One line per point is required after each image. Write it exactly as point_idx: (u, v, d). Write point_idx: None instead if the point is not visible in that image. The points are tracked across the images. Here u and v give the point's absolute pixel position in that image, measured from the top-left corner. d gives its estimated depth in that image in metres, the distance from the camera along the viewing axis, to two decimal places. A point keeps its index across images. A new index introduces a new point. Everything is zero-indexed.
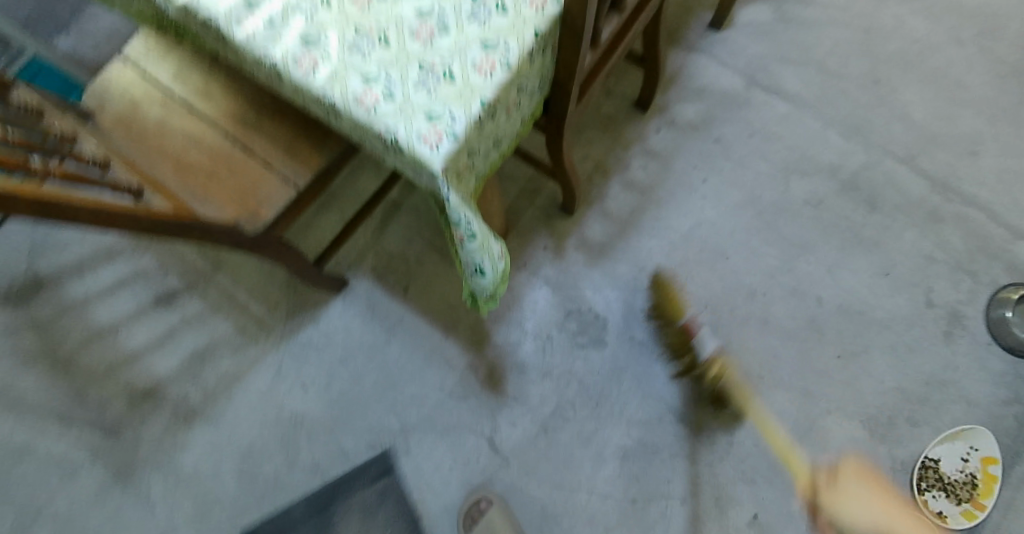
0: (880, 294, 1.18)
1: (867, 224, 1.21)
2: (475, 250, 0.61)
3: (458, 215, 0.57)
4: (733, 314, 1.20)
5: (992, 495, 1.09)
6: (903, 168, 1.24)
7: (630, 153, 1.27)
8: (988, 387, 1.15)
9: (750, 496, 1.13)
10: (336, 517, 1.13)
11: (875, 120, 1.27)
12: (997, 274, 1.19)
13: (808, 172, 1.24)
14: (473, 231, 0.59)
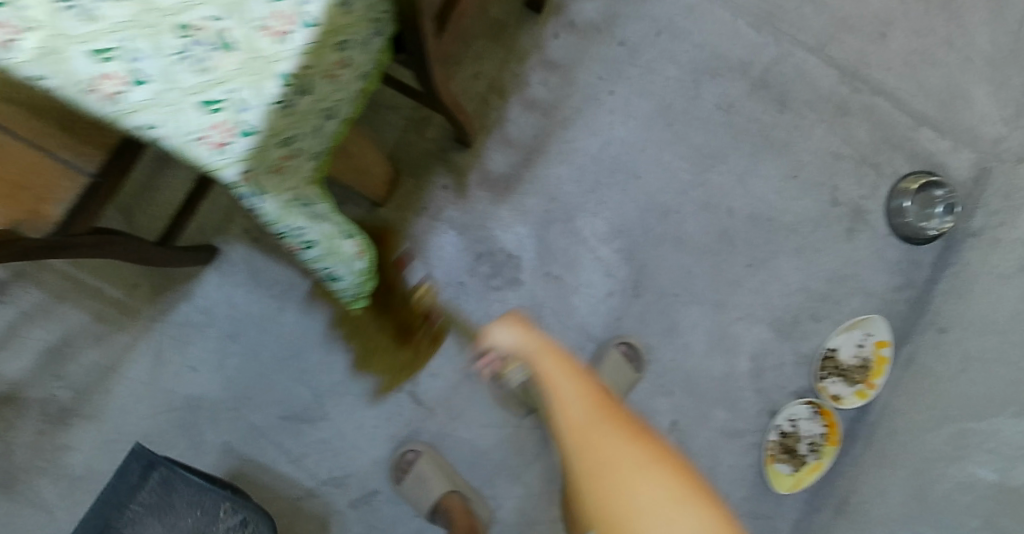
0: (788, 199, 1.17)
1: (778, 125, 1.16)
2: (318, 255, 0.53)
3: (284, 227, 0.47)
4: (647, 234, 1.17)
5: (881, 375, 1.19)
6: (816, 59, 1.17)
7: (528, 68, 1.13)
8: (884, 276, 1.21)
9: (669, 406, 1.19)
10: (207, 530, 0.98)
11: (789, 5, 1.16)
12: (900, 165, 1.20)
13: (719, 72, 1.15)
14: (310, 240, 0.50)
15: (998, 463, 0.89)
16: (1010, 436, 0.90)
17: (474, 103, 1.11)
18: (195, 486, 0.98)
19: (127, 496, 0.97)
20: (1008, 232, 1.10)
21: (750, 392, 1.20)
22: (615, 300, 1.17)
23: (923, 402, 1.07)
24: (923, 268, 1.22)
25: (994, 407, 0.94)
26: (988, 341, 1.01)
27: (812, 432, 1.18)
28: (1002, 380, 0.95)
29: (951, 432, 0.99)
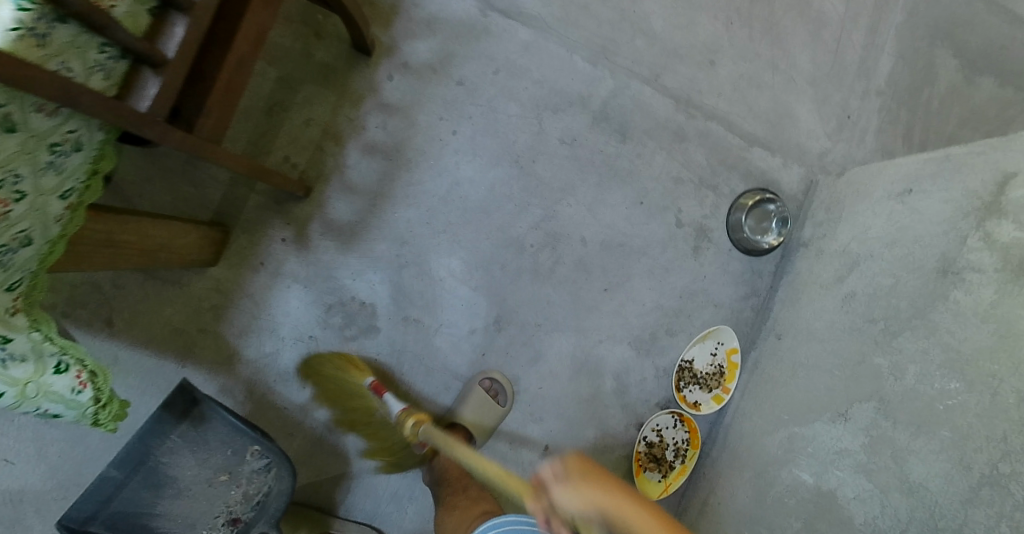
0: (633, 223, 1.23)
1: (619, 155, 1.22)
2: (11, 401, 0.52)
3: None
4: (504, 270, 1.17)
5: (734, 379, 1.27)
6: (649, 90, 1.23)
7: (364, 111, 1.10)
8: (730, 288, 1.29)
9: (540, 434, 1.21)
10: (165, 461, 0.98)
11: (620, 39, 1.22)
12: (736, 184, 1.28)
13: (560, 107, 1.19)
14: None
15: (815, 466, 0.95)
16: (825, 440, 0.96)
17: (308, 151, 1.08)
18: (225, 430, 1.01)
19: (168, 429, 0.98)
20: (829, 244, 1.19)
21: (616, 410, 1.24)
22: (478, 337, 1.17)
23: (765, 407, 1.14)
24: (764, 277, 1.31)
25: (815, 413, 1.00)
26: (812, 348, 1.09)
27: (675, 438, 1.25)
28: (821, 386, 1.02)
29: (785, 436, 1.05)
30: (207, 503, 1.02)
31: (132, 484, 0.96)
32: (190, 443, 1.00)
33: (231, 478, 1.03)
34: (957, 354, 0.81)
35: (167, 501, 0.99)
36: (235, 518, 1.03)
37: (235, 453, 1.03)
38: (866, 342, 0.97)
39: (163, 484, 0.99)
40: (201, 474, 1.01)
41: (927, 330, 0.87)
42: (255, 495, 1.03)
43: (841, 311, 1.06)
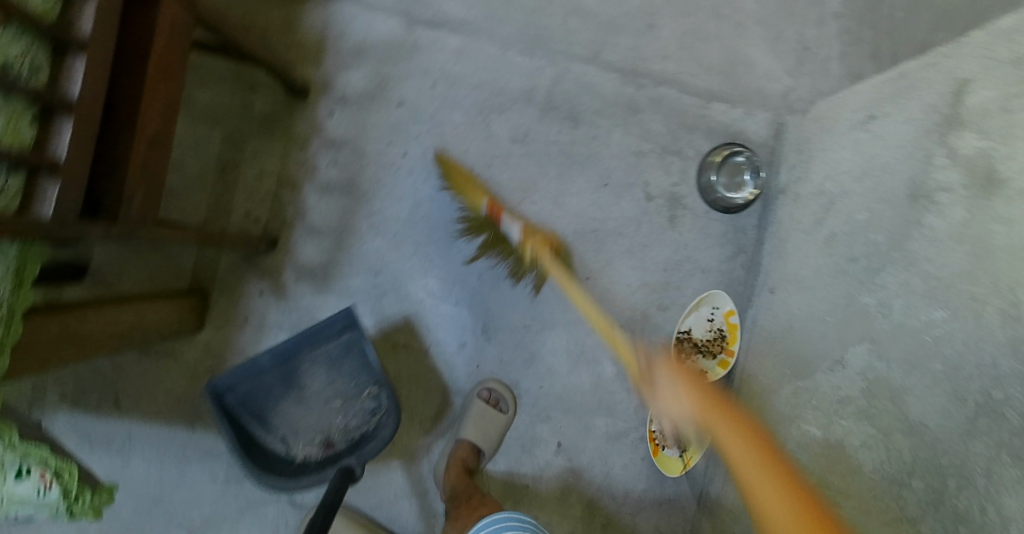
0: (602, 206, 1.22)
1: (575, 141, 1.21)
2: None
3: None
4: (482, 278, 1.18)
5: (737, 341, 1.22)
6: (592, 69, 1.21)
7: (312, 153, 1.12)
8: (715, 250, 1.26)
9: (551, 431, 1.21)
10: (303, 368, 1.08)
11: (552, 24, 1.20)
12: (701, 144, 1.25)
13: (505, 106, 1.18)
14: None
15: (821, 418, 0.93)
16: (827, 391, 0.93)
17: (267, 203, 1.11)
18: (358, 365, 1.10)
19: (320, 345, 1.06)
20: (804, 186, 1.14)
21: (622, 393, 1.24)
22: (469, 350, 1.18)
23: (767, 364, 1.12)
24: (749, 232, 1.27)
25: (813, 363, 0.98)
26: (802, 298, 1.06)
27: None
28: (816, 336, 0.99)
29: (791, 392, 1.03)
30: (319, 416, 1.13)
31: (270, 377, 1.05)
32: (329, 360, 1.09)
33: (343, 406, 1.13)
34: (937, 281, 0.77)
35: (287, 404, 1.10)
36: (332, 443, 1.12)
37: (364, 386, 1.11)
38: (851, 283, 0.94)
39: (293, 387, 1.10)
40: (322, 392, 1.12)
41: (906, 261, 0.84)
42: (353, 431, 1.13)
43: (824, 254, 1.02)
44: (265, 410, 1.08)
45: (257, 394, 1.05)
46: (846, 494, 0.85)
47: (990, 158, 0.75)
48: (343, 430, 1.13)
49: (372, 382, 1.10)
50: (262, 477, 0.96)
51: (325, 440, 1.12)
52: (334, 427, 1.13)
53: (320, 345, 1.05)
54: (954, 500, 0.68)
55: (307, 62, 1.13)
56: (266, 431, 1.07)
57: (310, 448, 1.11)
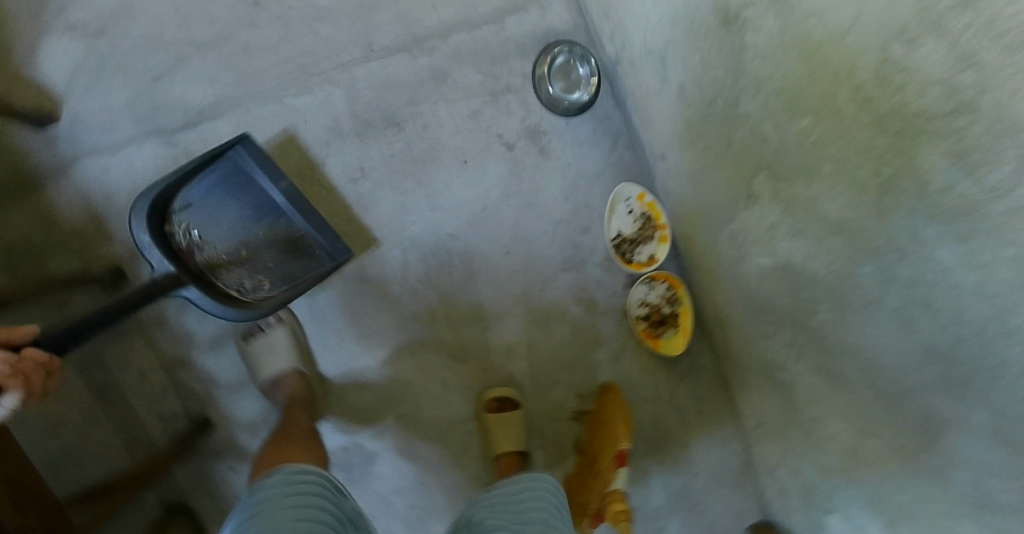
0: (475, 183, 1.14)
1: (409, 142, 1.09)
2: None
3: None
4: (420, 319, 1.14)
5: (663, 214, 1.26)
6: (376, 63, 1.06)
7: (174, 323, 1.00)
8: (595, 151, 1.23)
9: (566, 391, 1.24)
10: (270, 233, 0.99)
11: (307, 45, 1.02)
12: (522, 65, 1.17)
13: (323, 155, 1.04)
14: None
15: (764, 248, 0.98)
16: (755, 224, 0.97)
17: (170, 394, 1.01)
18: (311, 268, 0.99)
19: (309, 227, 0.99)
20: (634, 49, 1.09)
21: (600, 321, 1.27)
22: (454, 383, 1.17)
23: (696, 220, 1.16)
24: (613, 115, 1.23)
25: (732, 205, 1.01)
26: (687, 153, 1.07)
27: (660, 296, 1.29)
28: (720, 181, 1.01)
29: (727, 236, 1.07)
30: (229, 245, 0.95)
31: (247, 184, 0.96)
32: (293, 251, 1.00)
33: (244, 262, 0.96)
34: (789, 93, 0.77)
35: (215, 229, 0.94)
36: (200, 243, 0.91)
37: (280, 286, 0.97)
38: (722, 124, 0.93)
39: (243, 223, 0.97)
40: (261, 262, 0.98)
41: (754, 85, 0.83)
42: (249, 290, 0.94)
43: (685, 107, 1.01)
44: (191, 201, 0.92)
45: (224, 184, 0.95)
46: (818, 300, 0.91)
47: None
48: (222, 268, 0.93)
49: (285, 285, 0.97)
50: (149, 223, 0.82)
51: (199, 245, 0.91)
52: (229, 269, 0.94)
53: (296, 232, 1.00)
54: (901, 271, 0.72)
55: (98, 243, 0.94)
56: (185, 194, 0.91)
57: (182, 237, 0.89)
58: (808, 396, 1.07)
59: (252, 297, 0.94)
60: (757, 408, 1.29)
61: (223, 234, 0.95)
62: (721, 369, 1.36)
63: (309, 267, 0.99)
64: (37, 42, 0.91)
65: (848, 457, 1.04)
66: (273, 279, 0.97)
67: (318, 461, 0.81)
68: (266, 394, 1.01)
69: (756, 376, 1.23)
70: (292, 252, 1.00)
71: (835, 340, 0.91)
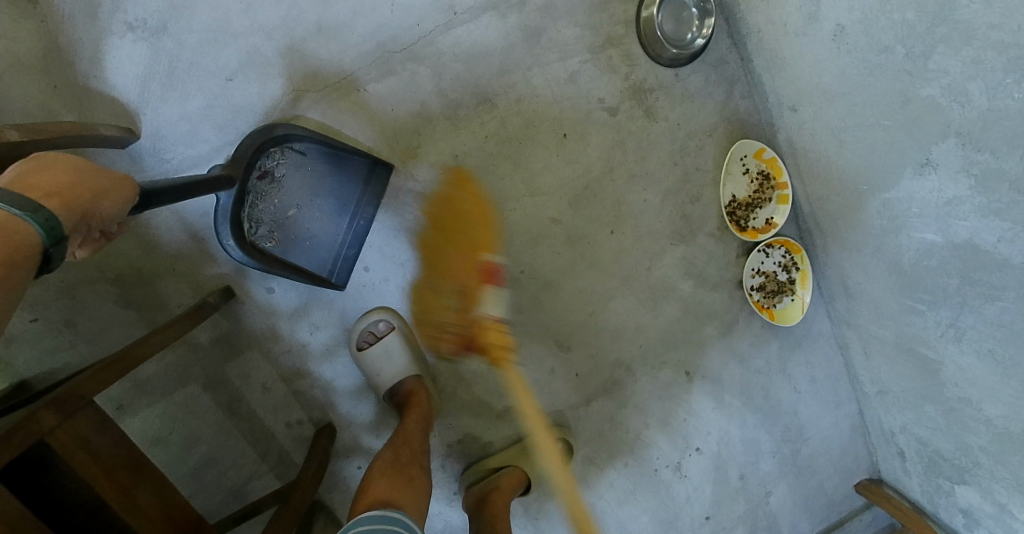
0: (576, 158, 1.03)
1: (503, 119, 0.98)
2: None
3: None
4: (524, 309, 1.08)
5: (784, 171, 1.09)
6: (461, 30, 0.92)
7: (291, 331, 1.01)
8: (710, 106, 1.06)
9: (674, 367, 1.18)
10: (329, 220, 0.94)
11: (383, 18, 0.89)
12: (625, 12, 0.99)
13: (413, 145, 0.95)
14: None
15: (933, 224, 0.84)
16: (926, 197, 0.82)
17: (291, 400, 1.03)
18: (297, 247, 0.92)
19: (347, 241, 0.95)
20: None
21: (711, 295, 1.17)
22: (559, 371, 1.13)
23: (832, 184, 1.01)
24: (730, 61, 1.05)
25: (893, 171, 0.85)
26: (836, 107, 0.89)
27: (777, 263, 1.17)
28: (879, 143, 0.85)
29: (879, 204, 0.92)
30: (293, 203, 0.91)
31: (352, 186, 0.94)
32: (320, 243, 0.94)
33: (287, 214, 0.91)
34: (1018, 48, 0.60)
35: (311, 185, 0.91)
36: (270, 177, 0.88)
37: (274, 229, 0.90)
38: (897, 78, 0.76)
39: (320, 194, 0.92)
40: (303, 225, 0.92)
41: (962, 35, 0.66)
42: (259, 223, 0.89)
43: (840, 54, 0.84)
44: (321, 162, 0.91)
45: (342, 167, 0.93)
46: (1002, 286, 0.78)
47: None
48: (259, 192, 0.88)
49: (280, 249, 0.90)
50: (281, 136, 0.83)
51: (272, 178, 0.88)
52: (269, 192, 0.89)
53: (342, 238, 0.95)
54: None
55: (204, 265, 0.96)
56: (311, 151, 0.90)
57: (273, 163, 0.88)
58: (963, 379, 0.95)
59: (252, 237, 0.88)
60: (886, 380, 1.17)
61: (306, 203, 0.92)
62: (838, 334, 1.26)
63: (304, 266, 0.93)
64: (101, 51, 0.82)
65: (1006, 443, 0.92)
66: (292, 244, 0.92)
67: (415, 502, 0.75)
68: (387, 400, 1.01)
69: (890, 348, 1.11)
70: (320, 243, 0.94)
71: (1017, 331, 0.79)
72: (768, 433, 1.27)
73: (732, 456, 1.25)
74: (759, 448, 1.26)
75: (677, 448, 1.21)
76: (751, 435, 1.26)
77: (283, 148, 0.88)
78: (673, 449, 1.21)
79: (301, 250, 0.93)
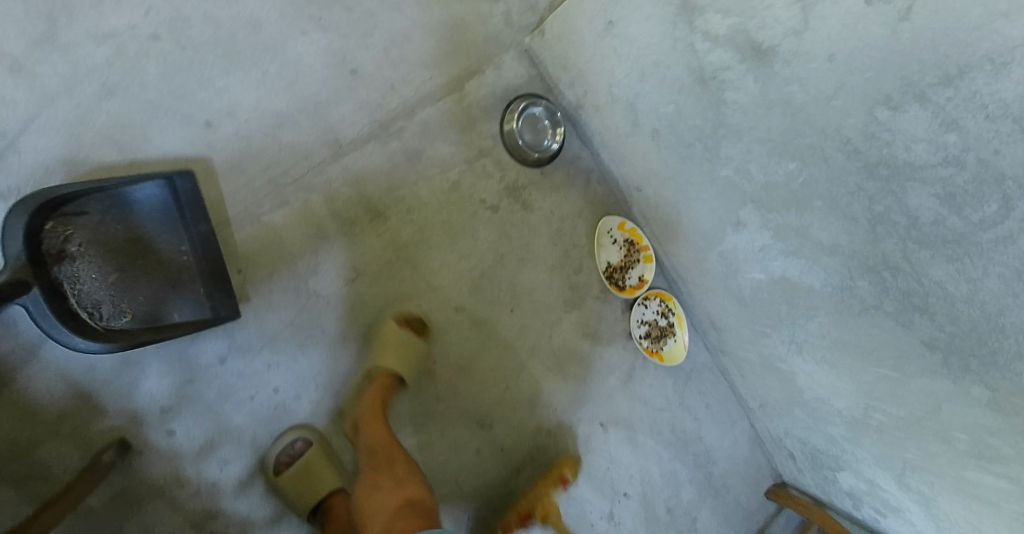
0: (468, 251, 1.15)
1: (397, 229, 1.08)
2: None
3: None
4: (441, 397, 1.14)
5: (644, 236, 1.29)
6: (349, 158, 1.01)
7: (199, 475, 0.93)
8: (573, 194, 1.25)
9: (587, 422, 1.29)
10: (161, 260, 0.88)
11: (272, 156, 0.96)
12: (490, 127, 1.15)
13: (313, 266, 1.01)
14: None
15: (756, 266, 1.05)
16: (746, 246, 1.04)
17: None
18: (154, 297, 0.87)
19: (201, 262, 0.90)
20: (596, 96, 1.09)
21: (608, 349, 1.32)
22: (486, 448, 1.18)
23: (683, 241, 1.21)
24: (582, 156, 1.25)
25: (719, 230, 1.07)
26: (668, 186, 1.11)
27: (655, 312, 1.35)
28: (704, 208, 1.06)
29: (717, 255, 1.13)
30: (110, 265, 0.84)
31: (164, 214, 0.87)
32: (175, 283, 0.89)
33: (115, 281, 0.84)
34: (772, 141, 0.82)
35: (116, 236, 0.84)
36: (69, 257, 0.81)
37: (116, 306, 0.84)
38: (704, 163, 0.98)
39: (135, 241, 0.86)
40: (139, 281, 0.86)
41: (735, 132, 0.87)
42: (96, 306, 0.82)
43: (660, 147, 1.04)
44: (113, 208, 0.84)
45: (136, 206, 0.85)
46: (816, 307, 0.99)
47: (746, 34, 0.73)
48: (68, 275, 0.80)
49: (144, 317, 0.86)
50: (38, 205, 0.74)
51: (67, 255, 0.80)
52: (81, 271, 0.81)
53: (192, 266, 0.90)
54: (897, 284, 0.81)
55: (94, 423, 0.87)
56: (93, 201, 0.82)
57: (54, 237, 0.79)
58: (813, 382, 1.16)
59: (101, 322, 0.82)
60: (762, 393, 1.36)
61: (121, 256, 0.85)
62: (718, 364, 1.45)
63: (177, 316, 0.89)
64: None
65: (856, 428, 1.14)
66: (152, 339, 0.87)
67: None
68: (315, 520, 0.99)
69: (758, 368, 1.31)
70: (175, 283, 0.89)
71: (835, 338, 1.01)
72: (679, 463, 1.40)
73: (654, 491, 1.35)
74: (674, 478, 1.38)
75: (605, 496, 1.29)
76: (666, 468, 1.38)
77: (65, 219, 0.80)
78: (601, 498, 1.29)
79: (156, 309, 0.87)
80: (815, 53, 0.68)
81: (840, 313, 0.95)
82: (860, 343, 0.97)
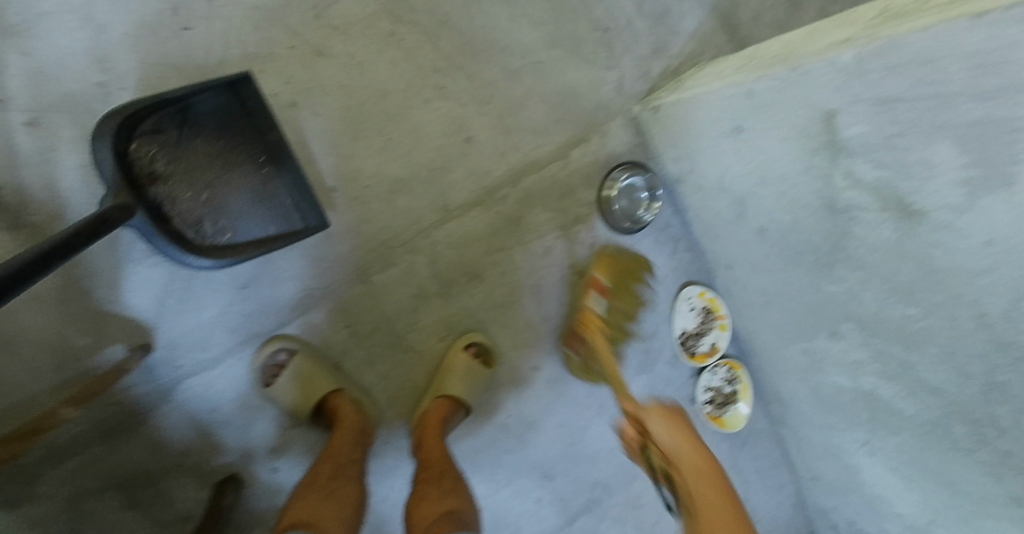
0: (554, 313, 1.17)
1: (490, 290, 1.10)
2: None
3: None
4: (511, 448, 1.19)
5: (722, 305, 1.29)
6: (453, 223, 1.05)
7: None
8: (660, 262, 1.25)
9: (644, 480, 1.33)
10: (246, 175, 0.89)
11: (384, 221, 1.00)
12: (590, 196, 1.15)
13: (410, 322, 1.05)
14: None
15: (844, 373, 1.04)
16: (837, 354, 1.03)
17: None
18: (251, 210, 0.89)
19: (285, 170, 0.89)
20: (703, 179, 1.07)
21: None
22: (546, 498, 1.23)
23: (764, 324, 1.20)
24: (673, 225, 1.24)
25: (810, 330, 1.06)
26: (762, 277, 1.10)
27: (722, 379, 1.35)
28: (798, 307, 1.05)
29: (802, 348, 1.13)
30: (198, 182, 0.86)
31: (241, 124, 0.87)
32: (263, 192, 0.90)
33: (207, 202, 0.86)
34: (895, 284, 0.81)
35: (200, 152, 0.85)
36: (161, 177, 0.82)
37: (217, 225, 0.87)
38: (810, 273, 0.96)
39: (219, 157, 0.87)
40: (232, 196, 0.88)
41: (855, 262, 0.85)
42: (199, 225, 0.86)
43: (763, 243, 1.03)
44: (191, 126, 0.84)
45: (211, 120, 0.85)
46: (901, 427, 0.99)
47: (896, 191, 0.71)
48: (165, 195, 0.83)
49: (245, 232, 0.89)
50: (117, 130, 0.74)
51: (157, 176, 0.82)
52: (175, 191, 0.84)
53: (275, 175, 0.90)
54: (1001, 443, 0.80)
55: (211, 457, 0.96)
56: (170, 118, 0.82)
57: (139, 156, 0.80)
58: (878, 481, 1.16)
59: (206, 239, 0.86)
60: (817, 471, 1.37)
61: (206, 171, 0.86)
62: (774, 433, 1.45)
63: (271, 228, 0.91)
64: (118, 277, 0.87)
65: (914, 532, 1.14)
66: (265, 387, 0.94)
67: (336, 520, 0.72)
68: None
69: (818, 450, 1.31)
70: (263, 192, 0.90)
71: (913, 458, 1.01)
72: None
73: None
74: None
75: None
76: None
77: (149, 142, 0.81)
78: None
79: (253, 224, 0.90)
80: (971, 232, 0.65)
81: (926, 440, 0.95)
82: (940, 470, 0.96)
